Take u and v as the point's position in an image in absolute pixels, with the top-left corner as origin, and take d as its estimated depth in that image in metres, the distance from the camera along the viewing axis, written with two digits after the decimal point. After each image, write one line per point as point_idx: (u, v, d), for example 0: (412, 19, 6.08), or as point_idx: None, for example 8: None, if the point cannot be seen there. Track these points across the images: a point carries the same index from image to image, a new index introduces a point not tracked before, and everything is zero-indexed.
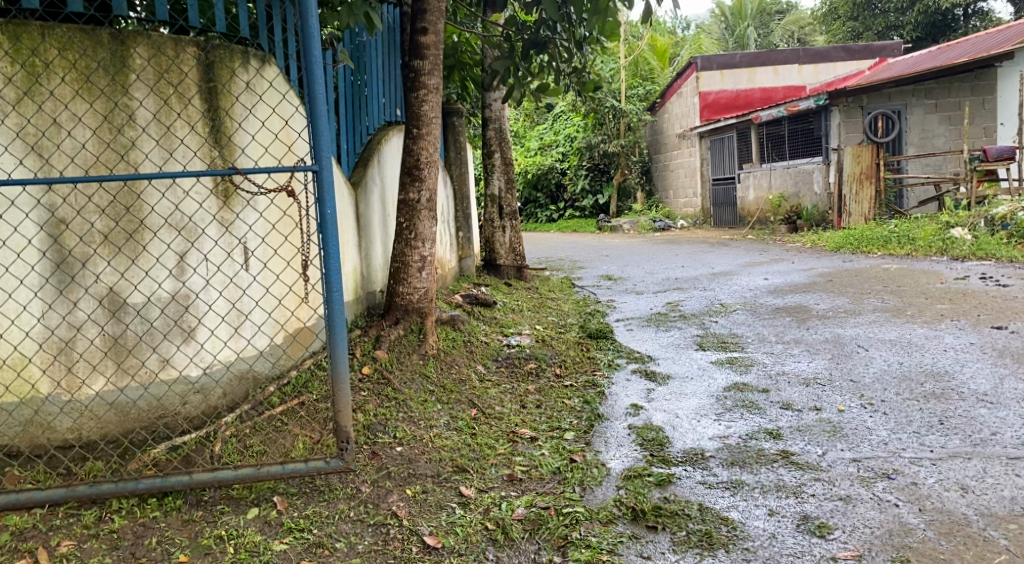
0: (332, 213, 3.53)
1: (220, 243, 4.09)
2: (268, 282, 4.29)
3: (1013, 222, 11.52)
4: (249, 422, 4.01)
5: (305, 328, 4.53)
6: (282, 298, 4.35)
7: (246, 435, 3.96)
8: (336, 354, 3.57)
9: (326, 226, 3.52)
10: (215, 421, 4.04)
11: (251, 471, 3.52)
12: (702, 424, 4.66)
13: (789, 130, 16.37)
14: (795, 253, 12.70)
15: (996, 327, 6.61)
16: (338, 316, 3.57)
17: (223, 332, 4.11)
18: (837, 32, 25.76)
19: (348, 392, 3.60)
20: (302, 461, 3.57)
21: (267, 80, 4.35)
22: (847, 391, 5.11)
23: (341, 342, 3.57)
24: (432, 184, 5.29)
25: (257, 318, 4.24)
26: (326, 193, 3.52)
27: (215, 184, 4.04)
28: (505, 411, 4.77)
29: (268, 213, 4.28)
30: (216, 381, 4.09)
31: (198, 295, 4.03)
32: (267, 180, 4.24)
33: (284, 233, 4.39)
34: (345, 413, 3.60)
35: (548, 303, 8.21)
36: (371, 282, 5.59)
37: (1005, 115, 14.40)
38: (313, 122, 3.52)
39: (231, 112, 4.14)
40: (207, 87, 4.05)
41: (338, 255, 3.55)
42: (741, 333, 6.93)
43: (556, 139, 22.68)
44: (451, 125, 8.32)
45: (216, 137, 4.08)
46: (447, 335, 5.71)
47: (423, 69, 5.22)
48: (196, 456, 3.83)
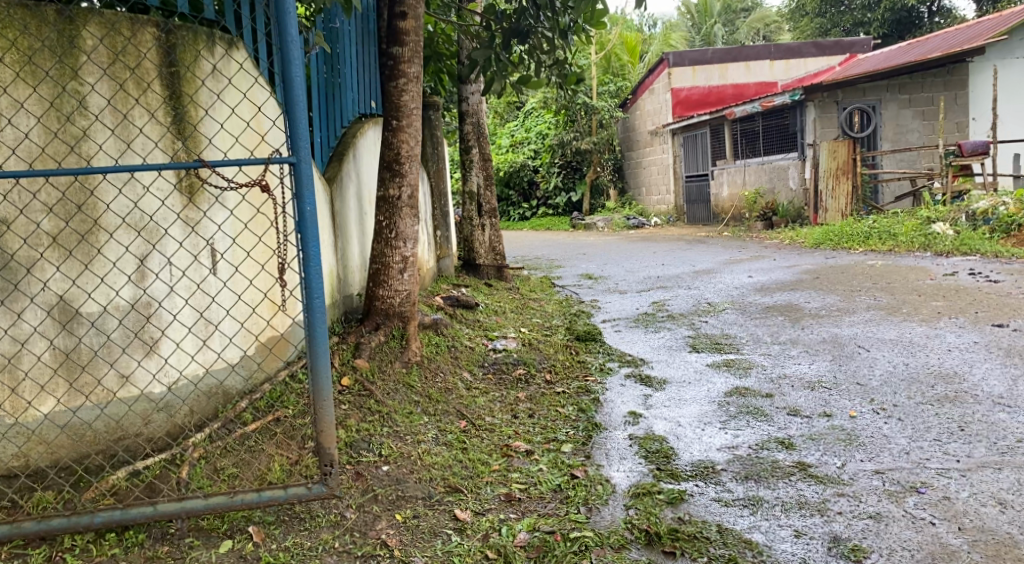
0: (311, 212, 3.16)
1: (185, 245, 3.73)
2: (239, 289, 3.95)
3: (995, 217, 11.39)
4: (221, 441, 3.64)
5: (279, 338, 4.20)
6: (255, 306, 4.02)
7: (216, 457, 3.59)
8: (318, 368, 3.19)
9: (306, 227, 3.15)
10: (183, 441, 3.67)
11: (223, 500, 3.13)
12: (707, 433, 4.36)
13: (763, 125, 16.10)
14: (775, 250, 12.49)
15: (996, 325, 6.40)
16: (320, 325, 3.20)
17: (190, 345, 3.76)
18: (805, 29, 25.72)
19: (332, 408, 3.23)
20: (281, 487, 3.20)
21: (236, 64, 4.02)
22: (856, 396, 4.84)
23: (324, 353, 3.19)
24: (413, 179, 4.94)
25: (229, 327, 3.90)
26: (305, 188, 3.16)
27: (179, 178, 3.69)
28: (496, 422, 4.45)
29: (238, 211, 3.96)
30: (182, 399, 3.73)
31: (161, 304, 3.67)
32: (237, 174, 3.91)
33: (254, 233, 4.05)
34: (329, 434, 3.22)
35: (531, 304, 7.89)
36: (348, 284, 5.23)
37: (977, 110, 14.17)
38: (289, 109, 3.15)
39: (196, 99, 3.79)
40: (168, 72, 3.70)
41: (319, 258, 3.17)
42: (734, 333, 6.65)
43: (527, 136, 22.30)
44: (427, 119, 7.96)
45: (179, 127, 3.73)
46: (430, 341, 5.36)
47: (402, 56, 4.87)
48: (161, 482, 3.45)
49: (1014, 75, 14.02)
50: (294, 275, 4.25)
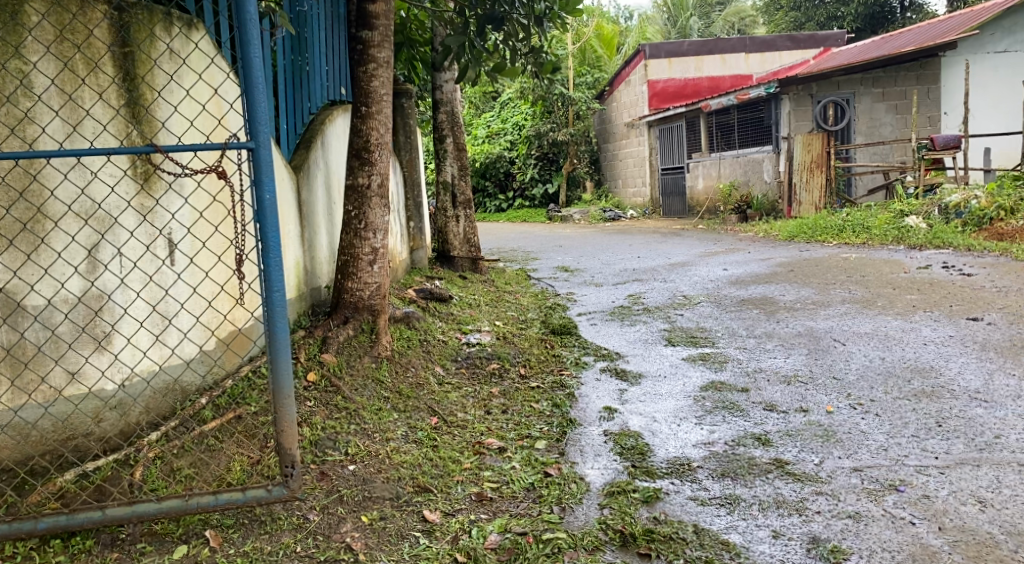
0: (271, 199, 3.02)
1: (137, 234, 3.58)
2: (195, 281, 3.80)
3: (968, 210, 11.42)
4: (178, 440, 3.50)
5: (238, 333, 4.07)
6: (212, 299, 3.88)
7: (173, 457, 3.45)
8: (278, 364, 3.06)
9: (265, 216, 3.01)
10: (137, 440, 3.53)
11: (177, 503, 3.00)
12: (682, 429, 4.27)
13: (739, 118, 16.06)
14: (750, 243, 12.47)
15: (971, 319, 6.37)
16: (281, 319, 3.06)
17: (143, 340, 3.60)
18: (780, 23, 25.77)
19: (293, 405, 3.10)
20: (240, 490, 3.07)
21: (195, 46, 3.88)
22: (832, 391, 4.78)
23: (284, 348, 3.05)
24: (383, 168, 4.81)
25: (186, 321, 3.76)
26: (264, 174, 3.01)
27: (131, 165, 3.53)
28: (468, 418, 4.33)
29: (195, 199, 3.81)
30: (134, 397, 3.58)
31: (112, 296, 3.51)
32: (194, 160, 3.77)
33: (211, 222, 3.90)
34: (290, 433, 3.09)
35: (505, 297, 7.78)
36: (316, 276, 5.10)
37: (948, 105, 14.30)
38: (248, 91, 3.00)
39: (150, 81, 3.64)
40: (121, 52, 3.54)
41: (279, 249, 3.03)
42: (710, 327, 6.58)
43: (503, 127, 22.12)
44: (400, 107, 7.83)
45: (132, 109, 3.57)
46: (401, 334, 5.24)
47: (372, 40, 4.73)
48: (111, 485, 3.29)
49: (985, 70, 14.21)
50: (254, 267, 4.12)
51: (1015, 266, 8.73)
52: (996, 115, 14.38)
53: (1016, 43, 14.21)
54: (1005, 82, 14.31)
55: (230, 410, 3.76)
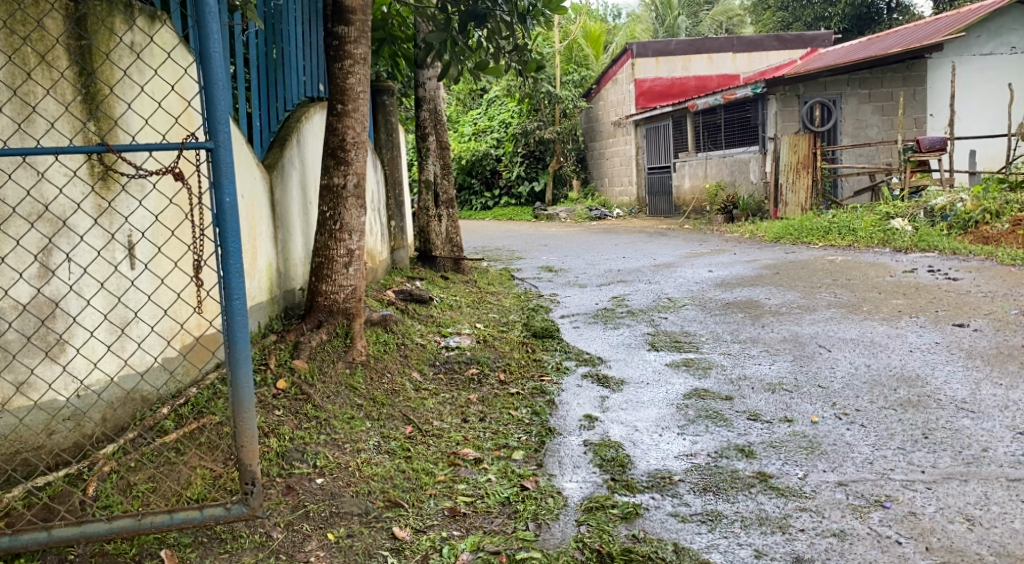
0: (231, 203, 2.89)
1: (89, 238, 3.40)
2: (150, 287, 3.65)
3: (953, 213, 11.39)
4: (136, 452, 3.35)
5: (196, 344, 3.92)
6: (168, 306, 3.73)
7: (129, 471, 3.30)
8: (238, 378, 2.93)
9: (225, 221, 2.88)
10: (94, 451, 3.38)
11: (130, 523, 2.87)
12: (664, 439, 4.16)
13: (725, 118, 15.98)
14: (736, 244, 12.40)
15: (957, 325, 6.30)
16: (241, 330, 2.94)
17: (96, 349, 3.43)
18: (767, 23, 25.71)
19: (254, 419, 2.98)
20: (196, 508, 2.94)
21: (157, 42, 3.75)
22: (818, 399, 4.68)
23: (244, 360, 2.93)
24: (360, 168, 4.68)
25: (141, 329, 3.60)
26: (224, 175, 2.89)
27: (82, 164, 3.36)
28: (445, 427, 4.22)
29: (150, 202, 3.66)
30: (88, 408, 3.41)
31: (61, 304, 3.32)
32: (152, 160, 3.64)
33: (167, 226, 3.76)
34: (251, 448, 2.97)
35: (488, 298, 7.66)
36: (289, 279, 4.97)
37: (935, 106, 14.23)
38: (208, 86, 2.87)
39: (105, 77, 3.48)
40: (75, 45, 3.38)
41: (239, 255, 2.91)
42: (694, 331, 6.47)
43: (490, 125, 21.92)
44: (381, 104, 7.71)
45: (87, 106, 3.41)
46: (378, 339, 5.12)
47: (348, 36, 4.61)
48: (61, 502, 3.11)
49: (970, 72, 14.21)
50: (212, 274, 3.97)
51: (1000, 271, 8.68)
52: (981, 117, 14.38)
53: (1001, 45, 14.22)
54: (990, 84, 14.33)
55: (196, 418, 3.63)
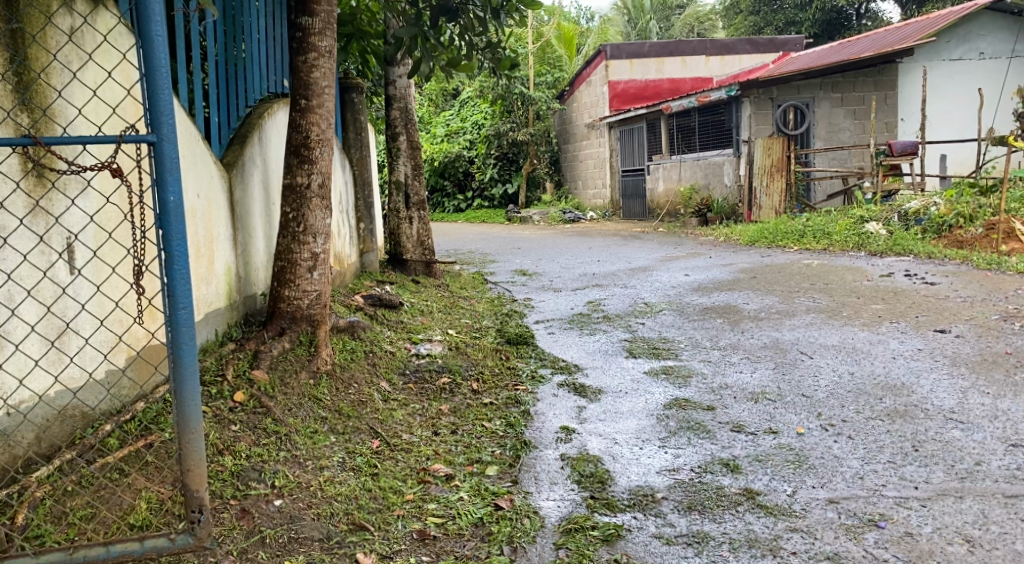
0: (176, 202, 2.74)
1: (14, 241, 3.09)
2: (84, 297, 3.34)
3: (927, 217, 11.34)
4: (72, 475, 3.11)
5: (139, 359, 3.62)
6: (104, 317, 3.43)
7: (66, 495, 3.07)
8: (183, 395, 2.80)
9: (169, 221, 2.73)
10: (22, 475, 3.09)
11: (61, 557, 2.73)
12: (644, 453, 3.98)
13: (699, 121, 15.87)
14: (711, 247, 12.27)
15: (939, 331, 6.15)
16: (186, 341, 2.79)
17: (24, 363, 3.12)
18: (739, 27, 25.69)
19: (202, 440, 2.85)
20: (135, 540, 2.79)
21: (99, 31, 3.52)
22: (802, 410, 4.52)
23: (191, 377, 2.80)
24: (325, 167, 4.50)
25: (75, 343, 3.30)
26: (167, 172, 2.75)
27: (5, 159, 3.05)
28: (414, 440, 4.01)
29: (85, 202, 3.36)
30: (16, 426, 3.10)
31: None
32: (91, 158, 3.38)
33: (103, 229, 3.44)
34: (199, 471, 2.85)
35: (460, 303, 7.45)
36: (250, 284, 4.75)
37: (906, 110, 14.22)
38: (149, 72, 2.73)
39: (37, 65, 3.22)
40: (7, 30, 3.12)
41: (185, 259, 2.76)
42: (673, 337, 6.30)
43: (463, 126, 21.66)
44: (349, 102, 7.48)
45: (17, 96, 3.14)
46: (344, 346, 4.90)
47: (312, 27, 4.44)
48: None
49: (942, 76, 14.19)
50: (153, 280, 3.68)
51: (977, 276, 8.58)
52: (953, 121, 14.38)
53: (970, 51, 14.19)
54: (960, 89, 14.30)
55: (142, 436, 3.39)
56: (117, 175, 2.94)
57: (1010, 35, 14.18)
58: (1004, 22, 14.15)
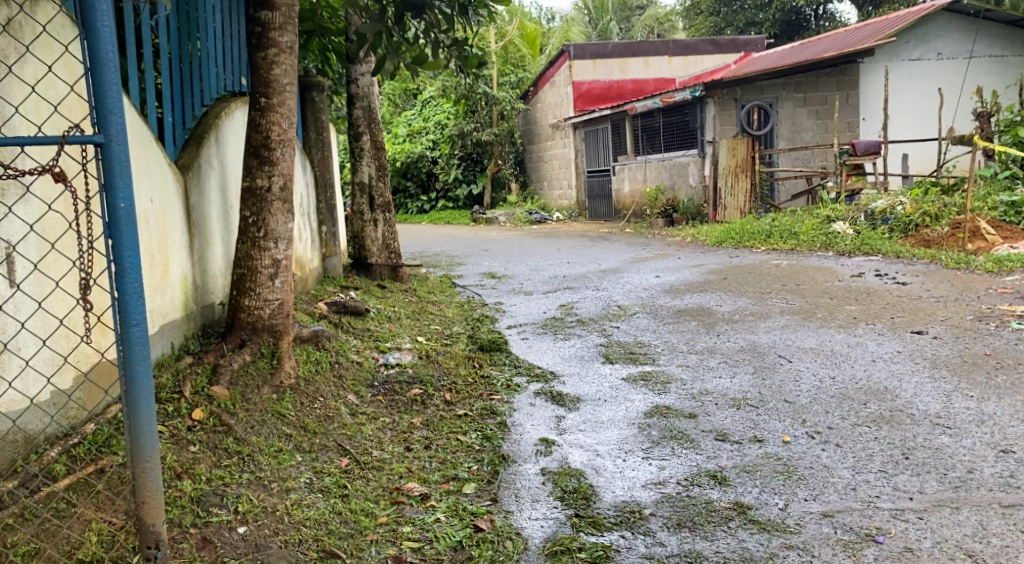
0: (127, 208, 2.59)
1: None
2: (23, 314, 3.10)
3: (893, 216, 11.34)
4: (13, 508, 2.87)
5: (88, 380, 3.36)
6: (48, 336, 3.18)
7: (9, 529, 2.84)
8: (138, 419, 2.67)
9: (121, 230, 2.58)
10: None
11: None
12: (628, 465, 3.84)
13: (664, 122, 15.81)
14: (678, 248, 12.20)
15: (916, 331, 6.02)
16: (140, 360, 2.65)
17: None
18: (700, 27, 25.71)
19: (159, 470, 2.72)
20: None
21: (39, 22, 3.27)
22: (786, 416, 4.39)
23: (146, 400, 2.66)
24: (286, 168, 4.36)
25: (15, 364, 3.06)
26: (116, 175, 2.58)
27: None
28: (386, 458, 3.94)
29: (26, 211, 3.12)
30: None
31: None
32: (33, 162, 3.15)
33: (46, 240, 3.19)
34: (155, 502, 2.73)
35: (429, 308, 7.25)
36: (209, 293, 4.55)
37: (868, 110, 14.23)
38: (95, 68, 2.56)
39: None
40: None
41: (137, 271, 2.62)
42: (648, 341, 6.16)
43: (426, 126, 21.46)
44: (310, 101, 7.24)
45: None
46: (309, 357, 4.73)
47: (272, 22, 4.31)
48: None
49: (902, 76, 14.25)
50: (103, 294, 3.45)
51: (946, 275, 8.53)
52: (914, 121, 14.46)
53: (928, 51, 14.26)
54: (921, 89, 14.36)
55: (88, 464, 3.14)
56: (59, 179, 2.75)
57: (966, 36, 14.26)
58: (960, 23, 14.24)
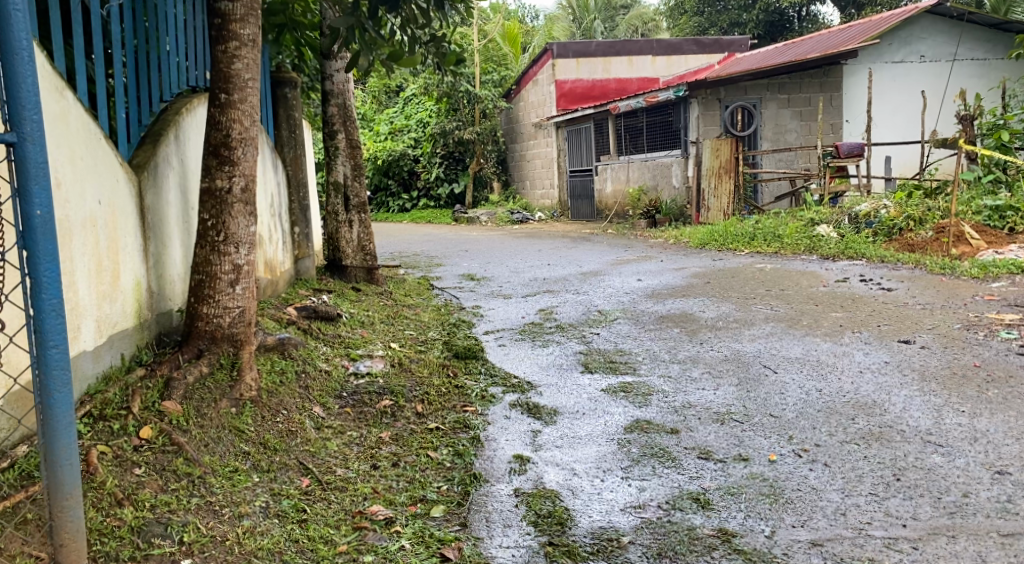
0: (43, 217, 2.55)
1: None
2: None
3: (877, 220, 11.17)
4: None
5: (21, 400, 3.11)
6: None
7: None
8: (56, 452, 2.63)
9: (37, 241, 2.55)
10: None
11: None
12: (606, 487, 3.67)
13: (647, 121, 15.63)
14: (660, 250, 12.00)
15: (904, 341, 5.83)
16: (58, 385, 2.62)
17: None
18: (685, 27, 25.56)
19: (80, 508, 2.69)
20: None
21: None
22: (772, 433, 4.20)
23: (65, 432, 2.63)
24: (248, 169, 4.16)
25: None
26: (31, 177, 2.54)
27: None
28: (350, 476, 3.74)
29: None
30: None
31: None
32: None
33: None
34: (76, 545, 2.69)
35: (404, 312, 7.01)
36: (165, 300, 4.34)
37: (851, 112, 14.13)
38: (5, 57, 2.49)
39: None
40: None
41: (54, 287, 2.59)
42: (629, 349, 5.95)
43: (407, 124, 21.22)
44: (281, 97, 7.00)
45: None
46: (273, 367, 4.50)
47: (233, 14, 4.10)
48: None
49: (886, 78, 14.14)
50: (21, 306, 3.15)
51: (932, 280, 8.37)
52: (897, 124, 14.35)
53: (912, 54, 14.15)
54: (905, 91, 14.25)
55: (19, 488, 2.92)
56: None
57: (950, 39, 14.19)
58: (944, 25, 14.16)
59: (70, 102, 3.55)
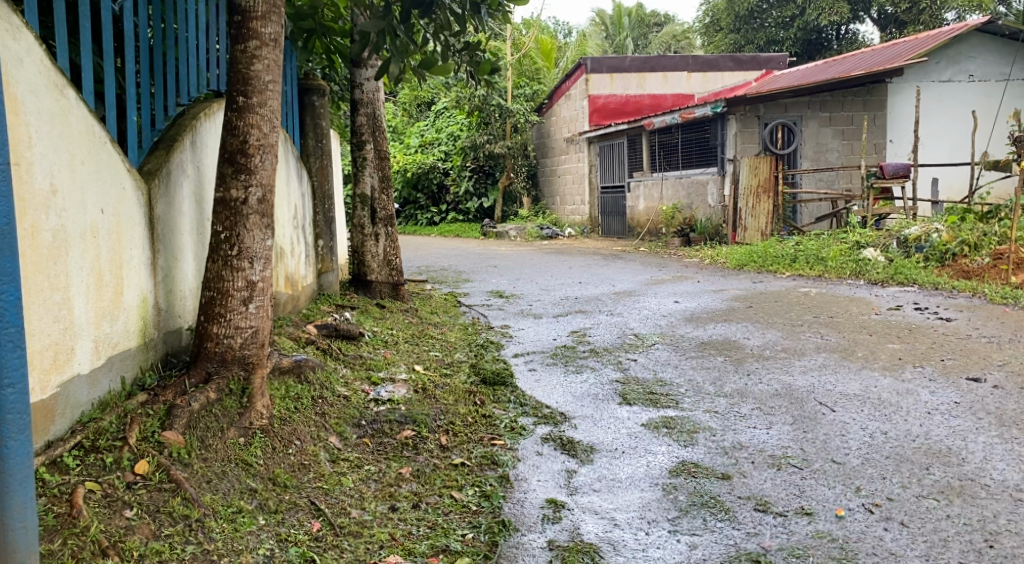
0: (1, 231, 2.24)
1: None
2: None
3: (928, 244, 10.58)
4: None
5: None
6: None
7: None
8: (8, 512, 2.31)
9: None
10: None
11: None
12: (652, 542, 3.26)
13: (683, 138, 15.17)
14: (696, 270, 11.55)
15: (972, 379, 5.36)
16: (13, 432, 2.30)
17: None
18: (720, 44, 25.12)
19: None
20: None
21: None
22: (836, 482, 3.76)
23: (20, 485, 2.31)
24: (266, 178, 3.81)
25: None
26: None
27: None
28: (366, 519, 3.36)
29: None
30: None
31: None
32: None
33: None
34: None
35: (430, 332, 6.63)
36: (174, 318, 3.99)
37: (896, 132, 13.57)
38: None
39: None
40: None
41: (12, 314, 2.27)
42: (670, 380, 5.52)
43: (437, 137, 20.94)
44: (309, 106, 6.69)
45: None
46: (286, 392, 4.12)
47: (253, 10, 3.76)
48: None
49: (935, 98, 13.59)
50: None
51: (993, 311, 7.85)
52: (946, 144, 13.78)
53: (960, 72, 13.56)
54: (955, 111, 13.68)
55: None
56: None
57: (1002, 59, 13.65)
58: (996, 45, 13.61)
59: (71, 99, 3.21)
